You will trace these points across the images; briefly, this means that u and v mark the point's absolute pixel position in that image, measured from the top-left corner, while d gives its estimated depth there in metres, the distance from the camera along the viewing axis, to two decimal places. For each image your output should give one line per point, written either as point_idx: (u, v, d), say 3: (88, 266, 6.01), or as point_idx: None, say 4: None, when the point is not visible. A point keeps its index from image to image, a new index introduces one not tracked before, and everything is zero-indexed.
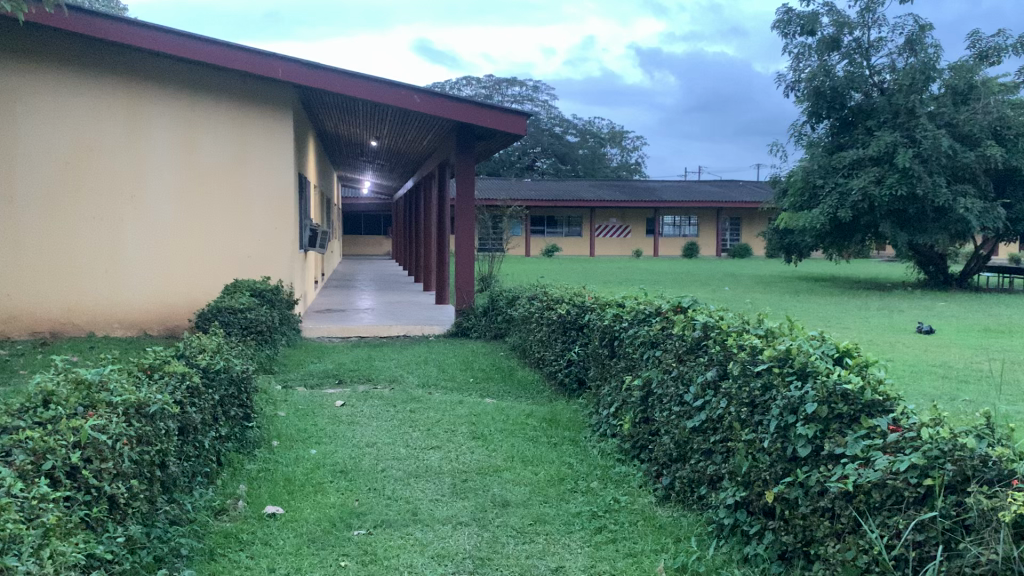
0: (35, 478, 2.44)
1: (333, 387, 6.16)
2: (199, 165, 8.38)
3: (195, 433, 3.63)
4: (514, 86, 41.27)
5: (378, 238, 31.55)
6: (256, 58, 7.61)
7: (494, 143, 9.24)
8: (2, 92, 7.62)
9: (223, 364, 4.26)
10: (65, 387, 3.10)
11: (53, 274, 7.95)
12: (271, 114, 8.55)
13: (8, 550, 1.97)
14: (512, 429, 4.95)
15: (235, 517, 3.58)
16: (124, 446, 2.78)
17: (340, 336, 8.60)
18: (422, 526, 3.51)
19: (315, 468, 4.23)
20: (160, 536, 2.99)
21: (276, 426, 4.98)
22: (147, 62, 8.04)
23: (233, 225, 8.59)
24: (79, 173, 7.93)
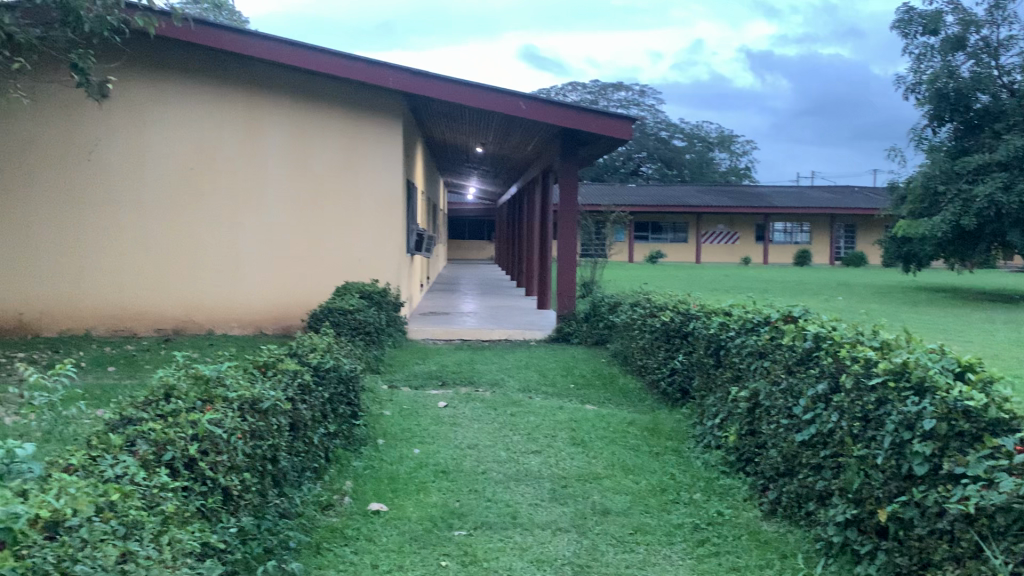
0: (157, 468, 2.58)
1: (436, 388, 6.24)
2: (312, 169, 8.59)
3: (304, 429, 3.76)
4: (621, 90, 40.96)
5: (483, 242, 31.95)
6: (366, 67, 7.79)
7: (597, 148, 9.19)
8: (133, 102, 8.15)
9: (333, 363, 4.39)
10: (186, 381, 3.27)
11: (177, 273, 8.39)
12: (380, 118, 8.65)
13: (130, 536, 2.07)
14: (613, 436, 4.91)
15: (341, 513, 3.67)
16: (238, 439, 2.91)
17: (442, 339, 8.74)
18: (522, 530, 3.52)
19: (418, 467, 4.30)
20: (269, 528, 3.09)
21: (381, 424, 5.09)
22: (262, 71, 8.37)
23: (342, 229, 8.72)
24: (201, 176, 8.36)
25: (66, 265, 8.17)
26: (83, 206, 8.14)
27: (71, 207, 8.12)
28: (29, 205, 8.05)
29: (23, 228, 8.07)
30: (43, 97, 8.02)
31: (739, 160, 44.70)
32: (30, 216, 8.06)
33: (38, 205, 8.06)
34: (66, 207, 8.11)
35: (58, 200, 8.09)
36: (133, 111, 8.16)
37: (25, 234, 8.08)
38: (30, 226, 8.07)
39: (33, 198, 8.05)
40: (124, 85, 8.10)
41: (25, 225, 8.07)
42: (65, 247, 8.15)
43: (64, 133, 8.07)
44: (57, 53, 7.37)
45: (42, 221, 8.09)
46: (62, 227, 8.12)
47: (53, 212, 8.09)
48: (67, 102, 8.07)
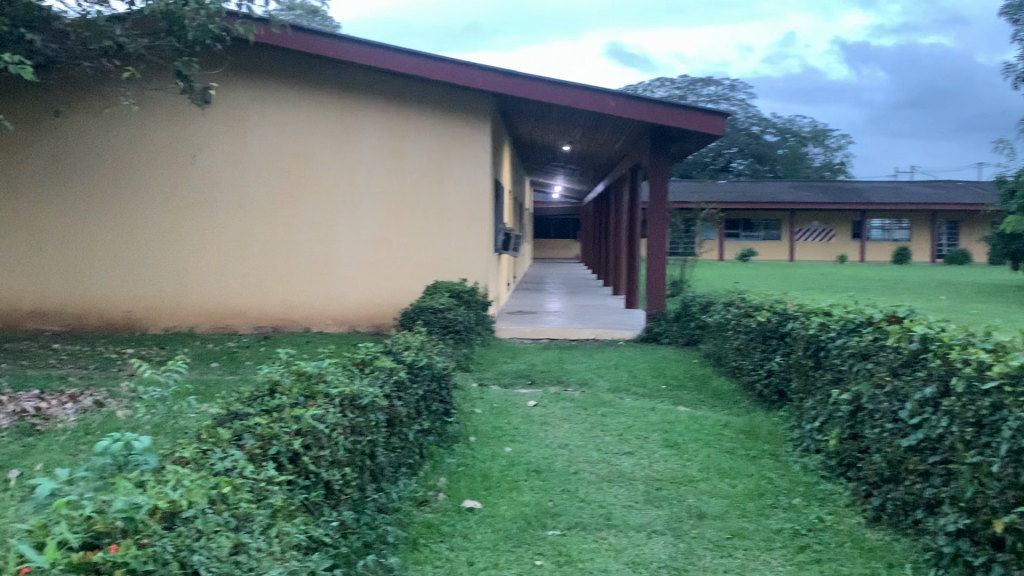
0: (263, 462, 2.66)
1: (525, 387, 6.26)
2: (403, 170, 8.71)
3: (400, 425, 3.83)
4: (710, 85, 40.21)
5: (569, 241, 31.91)
6: (455, 68, 7.86)
7: (688, 145, 9.04)
8: (233, 109, 8.45)
9: (426, 361, 4.46)
10: (289, 377, 3.38)
11: (274, 273, 8.65)
12: (470, 118, 8.67)
13: (242, 528, 2.14)
14: (707, 439, 4.82)
15: (436, 509, 3.72)
16: (339, 435, 3.00)
17: (530, 338, 8.76)
18: (617, 531, 3.49)
19: (510, 465, 4.32)
20: (369, 523, 3.15)
21: (473, 422, 5.13)
22: (354, 75, 8.52)
23: (432, 229, 8.79)
24: (297, 178, 8.60)
25: (171, 265, 8.56)
26: (187, 209, 8.50)
27: (176, 210, 8.49)
28: (137, 208, 8.46)
29: (131, 231, 8.49)
30: (150, 106, 8.39)
31: (834, 155, 43.36)
32: (138, 220, 8.47)
33: (146, 209, 8.47)
34: (171, 210, 8.49)
35: (164, 203, 8.48)
36: (233, 118, 8.47)
37: (133, 237, 8.49)
38: (139, 229, 8.49)
39: (141, 202, 8.46)
40: (225, 92, 8.41)
41: (134, 228, 8.48)
42: (171, 249, 8.53)
43: (169, 139, 8.43)
44: (164, 61, 7.70)
45: (150, 224, 8.49)
46: (168, 229, 8.51)
47: (159, 215, 8.48)
48: (172, 109, 8.42)
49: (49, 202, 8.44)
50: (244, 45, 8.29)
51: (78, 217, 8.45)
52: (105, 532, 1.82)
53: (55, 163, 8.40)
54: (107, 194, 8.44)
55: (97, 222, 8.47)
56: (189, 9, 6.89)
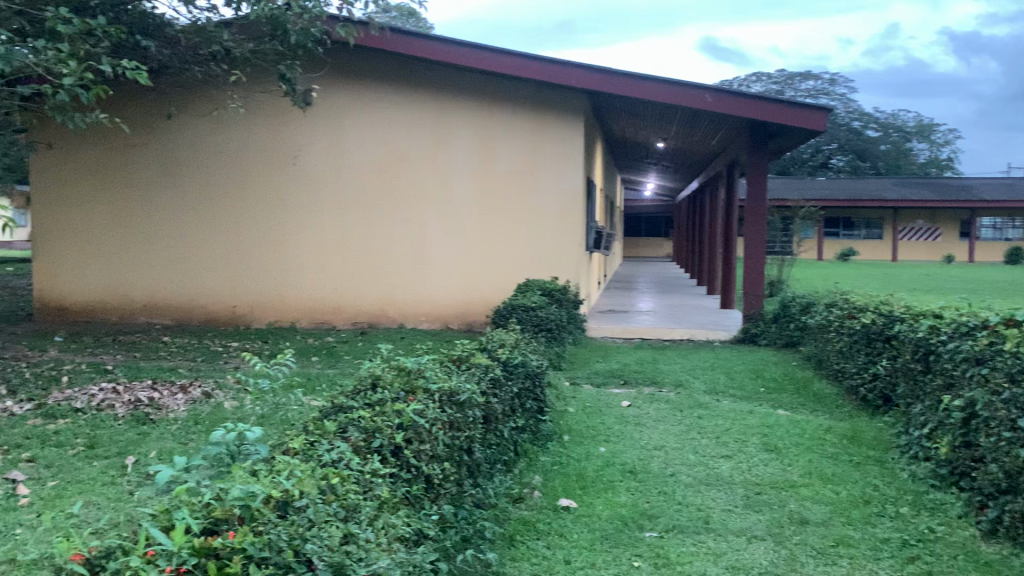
0: (367, 454, 2.72)
1: (619, 387, 6.21)
2: (497, 168, 8.75)
3: (496, 422, 3.86)
4: (809, 79, 39.09)
5: (660, 240, 31.56)
6: (550, 66, 7.85)
7: (787, 141, 8.79)
8: (333, 109, 8.68)
9: (521, 358, 4.47)
10: (389, 373, 3.47)
11: (371, 270, 8.85)
12: (563, 116, 8.62)
13: (351, 518, 2.19)
14: (809, 443, 4.69)
15: (531, 507, 3.73)
16: (438, 429, 3.06)
17: (622, 338, 8.69)
18: (716, 536, 3.43)
19: (606, 465, 4.30)
20: (467, 518, 3.18)
21: (566, 421, 5.12)
22: (450, 75, 8.62)
23: (524, 227, 8.80)
24: (394, 177, 8.77)
25: (273, 261, 8.86)
26: (289, 208, 8.79)
27: (278, 209, 8.79)
28: (242, 206, 8.79)
29: (236, 229, 8.82)
30: (254, 108, 8.69)
31: (940, 151, 41.63)
32: (243, 217, 8.80)
33: (250, 207, 8.79)
34: (274, 209, 8.79)
35: (267, 202, 8.78)
36: (333, 119, 8.70)
37: (238, 234, 8.83)
38: (243, 226, 8.82)
39: (246, 201, 8.78)
40: (326, 94, 8.65)
41: (239, 225, 8.81)
42: (273, 246, 8.83)
43: (273, 140, 8.72)
44: (269, 65, 7.96)
45: (253, 222, 8.81)
46: (271, 228, 8.81)
47: (264, 213, 8.79)
48: (275, 111, 8.69)
49: (160, 201, 8.84)
50: (344, 48, 8.49)
51: (187, 215, 8.83)
52: (223, 519, 1.91)
53: (166, 164, 8.79)
54: (214, 193, 8.79)
55: (204, 220, 8.83)
56: (293, 14, 7.09)
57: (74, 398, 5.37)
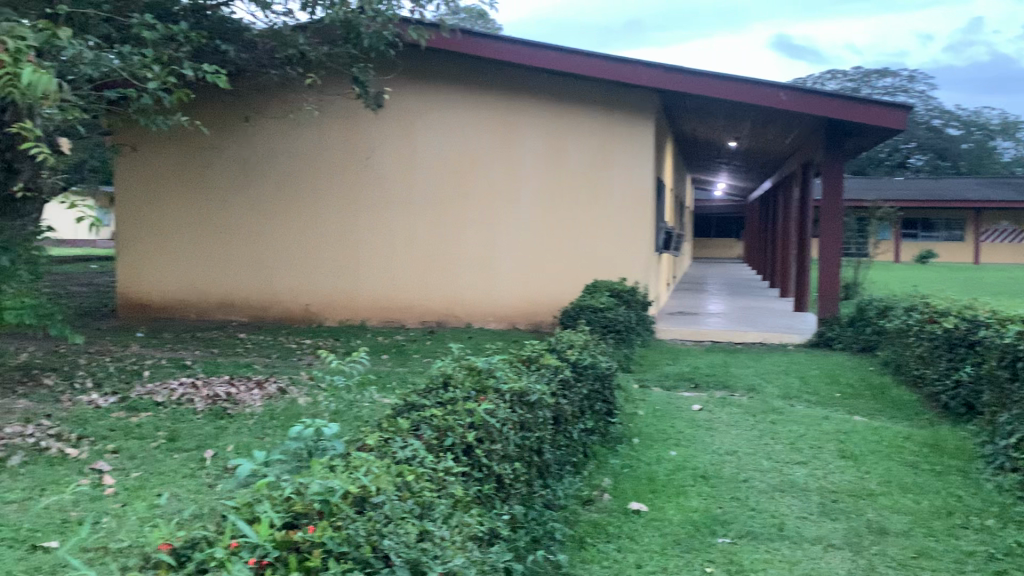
0: (440, 452, 2.75)
1: (689, 391, 6.14)
2: (566, 169, 8.73)
3: (566, 423, 3.86)
4: (887, 77, 38.04)
5: (730, 241, 31.10)
6: (621, 65, 7.81)
7: (865, 140, 8.56)
8: (404, 111, 8.79)
9: (590, 359, 4.45)
10: (460, 372, 3.50)
11: (440, 270, 8.94)
12: (633, 117, 8.56)
13: (426, 515, 2.21)
14: (887, 451, 4.56)
15: (601, 509, 3.72)
16: (509, 429, 3.08)
17: (692, 340, 8.58)
18: (791, 543, 3.37)
19: (677, 469, 4.25)
20: (537, 519, 3.17)
21: (636, 424, 5.09)
22: (519, 76, 8.64)
23: (592, 228, 8.75)
24: (463, 178, 8.84)
25: (345, 261, 9.02)
26: (360, 208, 8.95)
27: (350, 209, 8.96)
28: (315, 206, 8.98)
29: (310, 228, 9.01)
30: (328, 110, 8.86)
31: None
32: (316, 217, 8.99)
33: (323, 208, 8.97)
34: (346, 209, 8.95)
35: (339, 202, 8.95)
36: (404, 121, 8.81)
37: (311, 234, 9.02)
38: (316, 226, 9.00)
39: (319, 201, 8.97)
40: (397, 96, 8.76)
41: (312, 225, 9.01)
42: (345, 245, 9.00)
43: (346, 142, 8.88)
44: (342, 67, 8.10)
45: (326, 222, 8.99)
46: (343, 227, 8.98)
47: (336, 213, 8.96)
48: (347, 113, 8.84)
49: (237, 202, 9.06)
50: (415, 50, 8.58)
51: (262, 214, 9.05)
52: (303, 513, 1.97)
53: (242, 165, 9.01)
54: (289, 193, 8.99)
55: (278, 220, 9.04)
56: (366, 17, 7.20)
57: (155, 392, 5.55)
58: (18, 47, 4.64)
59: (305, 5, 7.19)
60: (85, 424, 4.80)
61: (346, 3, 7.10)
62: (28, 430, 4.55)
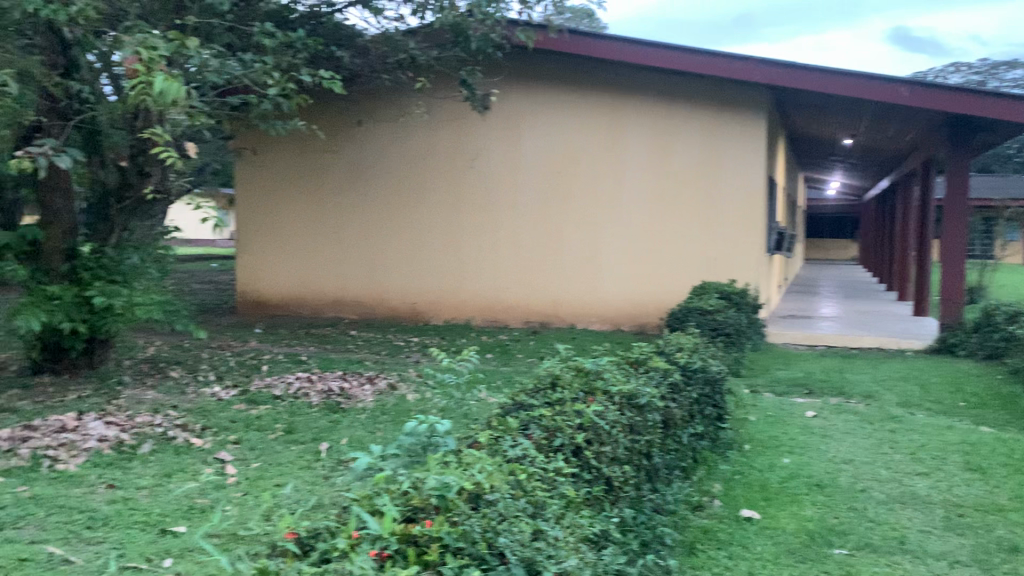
0: (550, 452, 2.78)
1: (803, 397, 5.96)
2: (673, 169, 8.61)
3: (675, 428, 3.81)
4: (1016, 69, 35.97)
5: (844, 241, 30.04)
6: (731, 63, 7.67)
7: (995, 135, 8.11)
8: (511, 112, 8.86)
9: (700, 363, 4.39)
10: (569, 373, 3.51)
11: (545, 270, 8.97)
12: (744, 115, 8.38)
13: (539, 514, 2.22)
14: (1019, 465, 4.31)
15: (712, 515, 3.65)
16: (619, 432, 3.07)
17: (806, 344, 8.33)
18: (913, 558, 3.23)
19: (790, 477, 4.13)
20: (646, 522, 3.13)
21: (747, 429, 4.98)
22: (627, 76, 8.58)
23: (699, 229, 8.61)
24: (569, 179, 8.85)
25: (452, 261, 9.17)
26: (468, 209, 9.09)
27: (458, 209, 9.11)
28: (424, 207, 9.17)
29: (418, 228, 9.21)
30: (437, 113, 9.02)
31: None
32: (424, 217, 9.18)
33: (431, 208, 9.16)
34: (454, 209, 9.11)
35: (448, 203, 9.11)
36: (510, 122, 8.88)
37: (419, 234, 9.21)
38: (423, 226, 9.19)
39: (428, 202, 9.16)
40: (505, 98, 8.83)
41: (419, 225, 9.20)
42: (451, 245, 9.16)
43: (453, 144, 9.03)
44: (450, 70, 8.25)
45: (434, 222, 9.17)
46: (450, 228, 9.14)
47: (443, 214, 9.14)
48: (456, 115, 8.98)
49: (349, 202, 9.34)
50: (522, 52, 8.63)
51: (372, 215, 9.30)
52: (421, 508, 2.03)
53: (354, 167, 9.27)
54: (398, 195, 9.21)
55: (387, 221, 9.27)
56: (474, 20, 7.28)
57: (274, 385, 5.78)
58: (151, 57, 4.89)
59: (415, 10, 7.33)
60: (208, 415, 5.03)
61: (456, 7, 7.20)
62: (157, 420, 4.80)
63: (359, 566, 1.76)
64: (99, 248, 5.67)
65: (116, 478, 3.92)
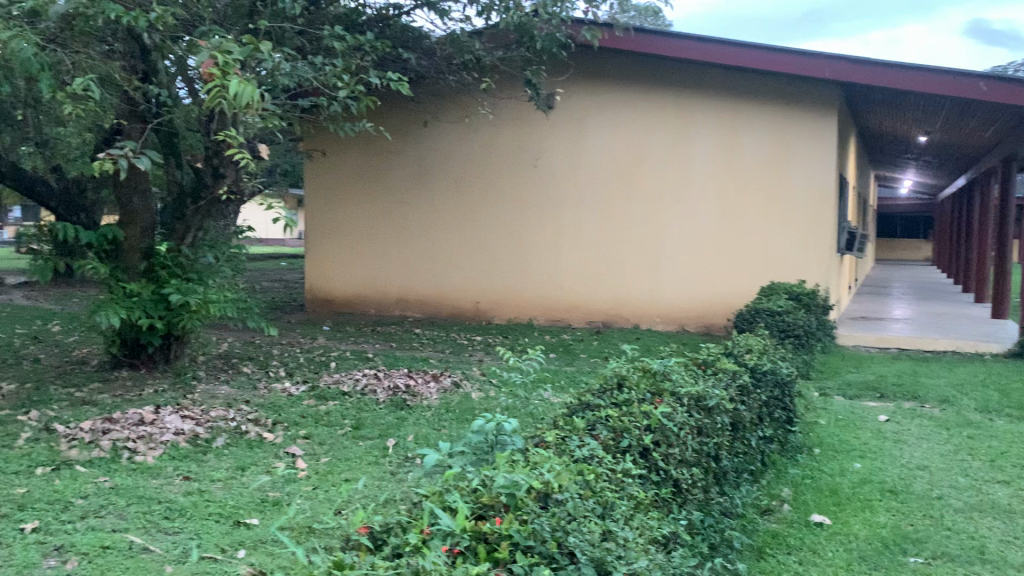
0: (616, 453, 2.79)
1: (875, 401, 5.82)
2: (741, 167, 8.49)
3: (744, 430, 3.76)
4: None
5: (917, 241, 29.18)
6: (802, 59, 7.53)
7: None
8: (575, 111, 8.84)
9: (769, 365, 4.32)
10: (635, 373, 3.51)
11: (608, 270, 8.94)
12: (814, 112, 8.23)
13: (608, 516, 2.22)
14: None
15: (781, 520, 3.60)
16: (687, 434, 3.05)
17: (877, 347, 8.14)
18: (993, 569, 3.13)
19: (863, 482, 4.05)
20: (715, 525, 3.09)
21: (817, 433, 4.89)
22: (695, 73, 8.49)
23: (767, 228, 8.47)
24: (633, 178, 8.80)
25: (515, 260, 9.21)
26: (532, 208, 9.10)
27: (521, 208, 9.14)
28: (488, 206, 9.22)
29: (482, 228, 9.26)
30: (501, 113, 9.05)
31: None
32: (487, 217, 9.23)
33: (496, 207, 9.20)
34: (518, 208, 9.14)
35: (512, 202, 9.15)
36: (575, 122, 8.87)
37: (484, 233, 9.26)
38: (487, 226, 9.25)
39: (492, 201, 9.20)
40: (569, 97, 8.82)
41: (483, 224, 9.25)
42: (515, 245, 9.19)
43: (517, 143, 9.05)
44: (515, 70, 8.27)
45: (499, 221, 9.21)
46: (513, 227, 9.18)
47: (507, 213, 9.18)
48: (521, 115, 9.01)
49: (413, 201, 9.45)
50: (588, 51, 8.61)
51: (436, 215, 9.39)
52: (490, 505, 2.06)
53: (420, 167, 9.37)
54: (463, 194, 9.28)
55: (451, 220, 9.35)
56: (540, 20, 7.28)
57: (342, 381, 5.89)
58: (226, 61, 5.01)
59: (481, 11, 7.36)
60: (279, 410, 5.16)
61: (521, 7, 7.21)
62: (230, 415, 4.93)
63: (431, 561, 1.79)
64: (176, 248, 5.84)
65: (191, 470, 4.04)
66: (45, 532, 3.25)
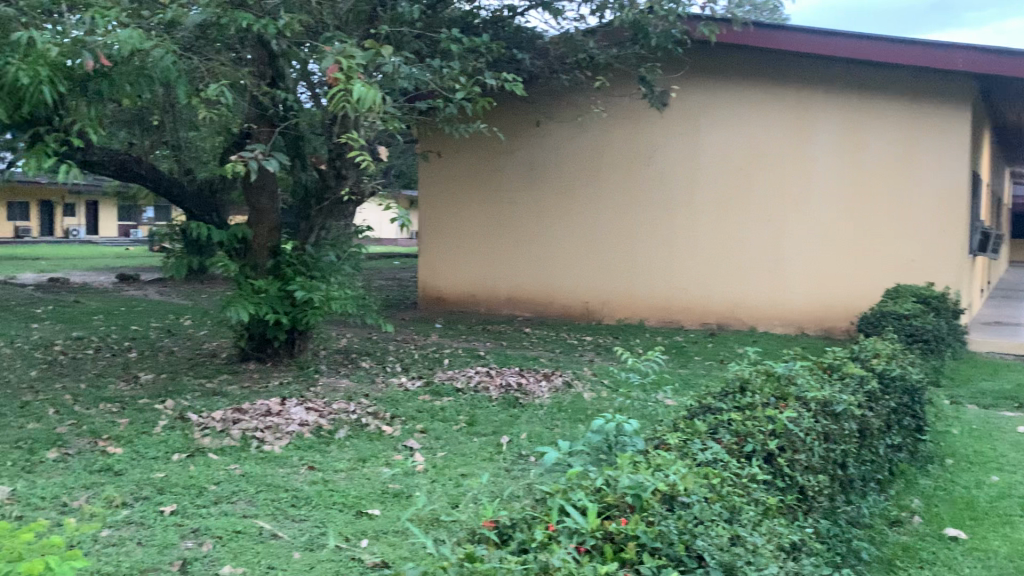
0: (740, 457, 2.75)
1: (1012, 410, 5.51)
2: (865, 164, 8.18)
3: (873, 438, 3.62)
4: None
5: None
6: (931, 51, 7.18)
7: None
8: (690, 109, 8.71)
9: (899, 371, 4.15)
10: (759, 377, 3.45)
11: (723, 270, 8.77)
12: (944, 105, 7.84)
13: (735, 520, 2.18)
14: None
15: (911, 532, 3.45)
16: (814, 439, 2.96)
17: (1012, 353, 7.68)
18: None
19: (1002, 496, 3.83)
20: (842, 536, 2.99)
21: (949, 443, 4.67)
22: (816, 68, 8.23)
23: (893, 227, 8.12)
24: (749, 177, 8.60)
25: (627, 260, 9.15)
26: (644, 208, 9.03)
27: (633, 208, 9.07)
28: (600, 206, 9.20)
29: (593, 227, 9.25)
30: (614, 111, 9.02)
31: None
32: (599, 216, 9.21)
33: (608, 207, 9.17)
34: (630, 208, 9.09)
35: (625, 201, 9.10)
36: (689, 120, 8.74)
37: (595, 232, 9.25)
38: (598, 225, 9.23)
39: (604, 201, 9.17)
40: (683, 94, 8.70)
41: (594, 224, 9.24)
42: (627, 244, 9.13)
43: (631, 142, 9.00)
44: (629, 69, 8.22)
45: (610, 221, 9.17)
46: (625, 226, 9.12)
47: (619, 213, 9.13)
48: (635, 113, 8.95)
49: (525, 201, 9.51)
50: (704, 48, 8.47)
51: (547, 215, 9.43)
52: (615, 505, 2.07)
53: (532, 166, 9.42)
54: (574, 194, 9.28)
55: (563, 219, 9.37)
56: (655, 17, 7.22)
57: (456, 378, 6.00)
58: (350, 65, 5.16)
59: (596, 10, 7.36)
60: (396, 404, 5.29)
61: (636, 5, 7.17)
62: (351, 407, 5.10)
63: (559, 557, 1.82)
64: (300, 247, 6.07)
65: (315, 460, 4.20)
66: (182, 515, 3.44)
